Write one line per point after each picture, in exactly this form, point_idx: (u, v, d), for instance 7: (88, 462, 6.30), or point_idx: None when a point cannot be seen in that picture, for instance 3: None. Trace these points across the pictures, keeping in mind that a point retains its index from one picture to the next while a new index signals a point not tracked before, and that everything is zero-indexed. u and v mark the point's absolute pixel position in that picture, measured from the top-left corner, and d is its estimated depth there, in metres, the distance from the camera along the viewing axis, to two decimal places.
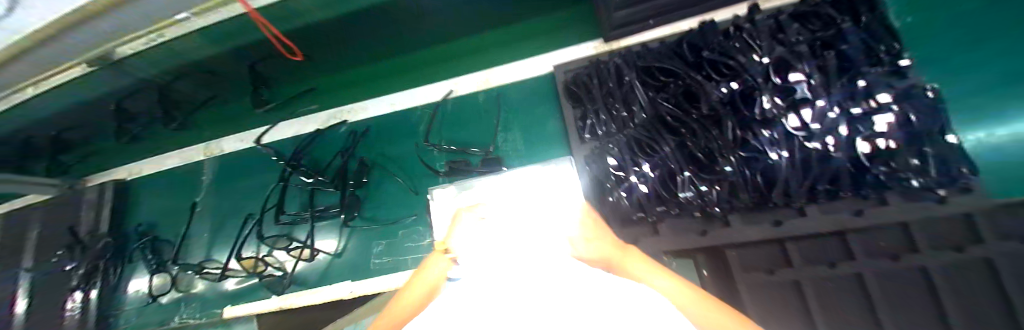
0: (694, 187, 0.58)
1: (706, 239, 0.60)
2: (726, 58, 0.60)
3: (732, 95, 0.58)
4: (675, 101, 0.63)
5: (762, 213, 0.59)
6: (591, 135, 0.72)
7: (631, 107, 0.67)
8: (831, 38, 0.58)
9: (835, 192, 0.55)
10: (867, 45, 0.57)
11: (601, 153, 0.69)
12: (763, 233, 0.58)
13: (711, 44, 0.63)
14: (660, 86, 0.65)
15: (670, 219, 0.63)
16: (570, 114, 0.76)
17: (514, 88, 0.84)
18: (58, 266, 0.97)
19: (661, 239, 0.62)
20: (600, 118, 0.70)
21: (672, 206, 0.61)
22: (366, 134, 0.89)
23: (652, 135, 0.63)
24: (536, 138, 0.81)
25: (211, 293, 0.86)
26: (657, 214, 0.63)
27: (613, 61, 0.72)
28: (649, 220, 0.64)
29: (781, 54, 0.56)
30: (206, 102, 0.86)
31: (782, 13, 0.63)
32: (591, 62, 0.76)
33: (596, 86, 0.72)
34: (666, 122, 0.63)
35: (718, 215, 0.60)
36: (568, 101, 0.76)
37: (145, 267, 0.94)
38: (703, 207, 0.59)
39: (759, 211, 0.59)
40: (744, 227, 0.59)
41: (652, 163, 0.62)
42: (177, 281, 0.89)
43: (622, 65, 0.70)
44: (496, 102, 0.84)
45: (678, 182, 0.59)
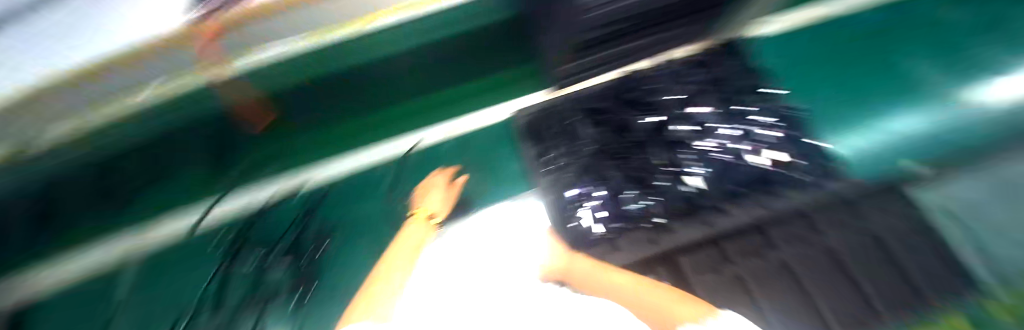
0: (641, 200, 0.71)
1: (660, 248, 0.67)
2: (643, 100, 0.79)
3: (653, 126, 0.76)
4: (615, 134, 0.78)
5: (696, 217, 0.68)
6: (552, 168, 0.80)
7: (581, 141, 0.79)
8: (707, 85, 0.82)
9: (742, 191, 0.69)
10: (733, 87, 0.82)
11: (562, 183, 0.77)
12: (701, 235, 0.67)
13: (632, 89, 0.81)
14: (600, 123, 0.80)
15: (626, 235, 0.70)
16: (530, 151, 0.83)
17: (474, 136, 0.92)
18: None
19: (622, 255, 0.67)
20: (556, 154, 0.80)
21: (627, 220, 0.70)
22: (328, 195, 0.89)
23: (601, 162, 0.76)
24: (499, 179, 0.86)
25: None
26: (615, 231, 0.70)
27: (560, 105, 0.84)
28: (609, 238, 0.69)
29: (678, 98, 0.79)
30: (185, 177, 0.86)
31: (674, 67, 0.86)
32: (541, 108, 0.87)
33: (549, 127, 0.83)
34: (611, 151, 0.77)
35: (663, 224, 0.69)
36: (528, 141, 0.84)
37: None
38: (653, 217, 0.70)
39: (693, 214, 0.68)
40: (686, 231, 0.67)
41: (605, 185, 0.74)
42: None
43: (568, 109, 0.83)
44: (457, 150, 0.91)
45: (629, 198, 0.72)
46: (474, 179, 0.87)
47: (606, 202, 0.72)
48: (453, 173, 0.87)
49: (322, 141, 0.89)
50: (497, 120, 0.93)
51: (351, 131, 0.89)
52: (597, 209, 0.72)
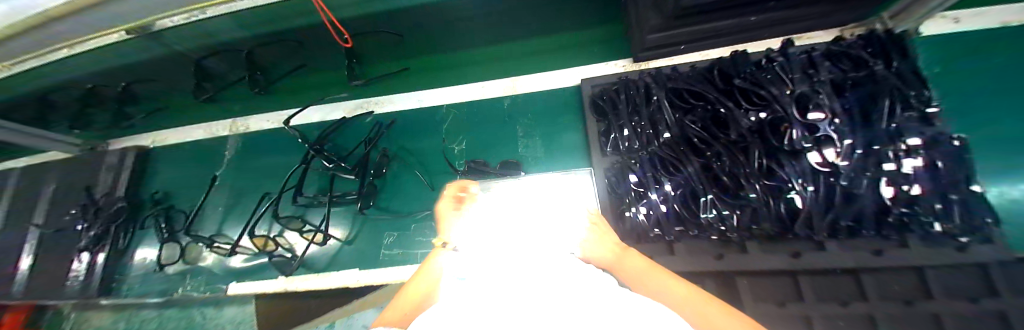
0: (715, 209, 0.59)
1: (722, 264, 0.60)
2: (758, 87, 0.60)
3: (761, 125, 0.59)
4: (704, 126, 0.64)
5: (782, 244, 0.59)
6: (614, 149, 0.72)
7: (657, 126, 0.67)
8: (862, 78, 0.60)
9: (855, 229, 0.56)
10: (902, 87, 0.58)
11: (623, 167, 0.70)
12: (781, 266, 0.58)
13: (743, 73, 0.64)
14: (688, 108, 0.66)
15: (686, 240, 0.63)
16: (593, 128, 0.76)
17: (541, 94, 0.85)
18: (70, 225, 0.96)
19: (676, 258, 0.62)
20: (625, 134, 0.70)
21: (692, 227, 0.61)
22: (389, 127, 0.89)
23: (676, 154, 0.64)
24: (558, 146, 0.80)
25: (220, 269, 0.85)
26: (675, 235, 0.62)
27: (642, 79, 0.73)
28: (666, 239, 0.63)
29: (812, 90, 0.57)
30: (290, 71, 0.87)
31: (815, 49, 0.65)
32: (618, 79, 0.77)
33: (625, 104, 0.73)
34: (692, 143, 0.64)
35: (734, 241, 0.61)
36: (593, 115, 0.77)
37: (154, 239, 0.94)
38: (722, 231, 0.59)
39: (778, 242, 0.59)
40: (761, 257, 0.59)
41: (674, 182, 0.63)
42: (186, 250, 0.89)
43: (652, 85, 0.71)
44: (523, 106, 0.85)
45: (700, 203, 0.60)
46: (533, 142, 0.82)
47: (673, 202, 0.62)
48: (512, 131, 0.83)
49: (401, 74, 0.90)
50: (568, 84, 0.84)
51: (423, 69, 0.89)
52: (660, 207, 0.62)
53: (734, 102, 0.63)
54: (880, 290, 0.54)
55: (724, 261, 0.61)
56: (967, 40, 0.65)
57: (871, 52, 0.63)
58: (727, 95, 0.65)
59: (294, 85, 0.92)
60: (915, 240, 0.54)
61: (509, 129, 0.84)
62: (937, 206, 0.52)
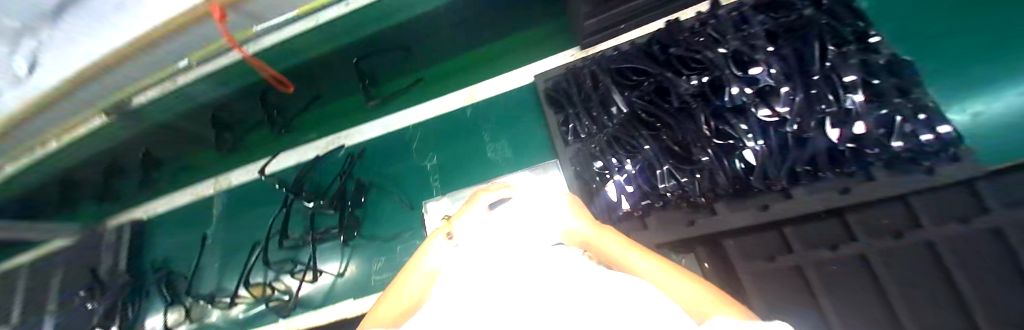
0: (674, 178, 0.59)
1: (693, 229, 0.61)
2: (693, 53, 0.62)
3: (703, 89, 0.59)
4: (649, 100, 0.64)
5: (746, 198, 0.60)
6: (575, 138, 0.73)
7: (609, 108, 0.68)
8: (795, 22, 0.59)
9: (813, 172, 0.56)
10: (832, 22, 0.58)
11: (585, 154, 0.70)
12: (746, 219, 0.59)
13: (678, 42, 0.64)
14: (633, 84, 0.67)
15: (656, 213, 0.63)
16: (553, 120, 0.76)
17: (498, 97, 0.86)
18: (79, 309, 0.98)
19: (649, 233, 0.63)
20: (581, 122, 0.71)
21: (657, 199, 0.61)
22: (362, 155, 0.91)
23: (630, 133, 0.64)
24: (523, 144, 0.81)
25: (225, 323, 0.87)
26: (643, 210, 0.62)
27: (587, 66, 0.73)
28: (637, 216, 0.64)
29: (743, 47, 0.59)
30: (257, 124, 0.95)
31: (747, 4, 0.65)
32: (565, 69, 0.77)
33: (575, 91, 0.73)
34: (643, 119, 0.64)
35: (700, 205, 0.61)
36: (549, 107, 0.77)
37: (160, 305, 0.96)
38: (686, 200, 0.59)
39: (740, 197, 0.60)
40: (732, 215, 0.59)
41: (631, 158, 0.64)
42: (190, 311, 0.91)
43: (597, 70, 0.71)
44: (483, 110, 0.86)
45: (659, 174, 0.60)
46: (501, 145, 0.83)
47: (635, 176, 0.63)
48: (478, 137, 0.85)
49: (356, 107, 0.94)
50: (523, 82, 0.84)
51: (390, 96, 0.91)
52: (625, 184, 0.64)
53: (676, 70, 0.63)
54: (865, 229, 0.55)
55: (695, 227, 0.61)
56: None
57: None
58: (668, 65, 0.64)
59: (274, 133, 0.98)
60: (939, 167, 0.51)
61: (475, 136, 0.86)
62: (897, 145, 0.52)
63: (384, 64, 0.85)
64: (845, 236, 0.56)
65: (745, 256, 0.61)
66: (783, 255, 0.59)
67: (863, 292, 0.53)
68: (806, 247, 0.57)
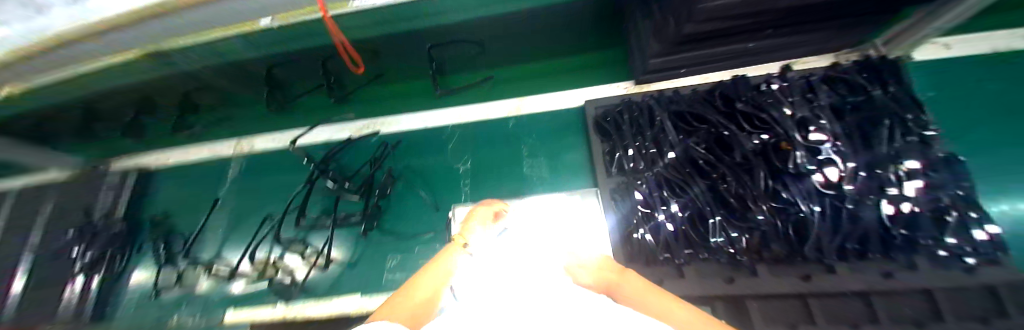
0: (725, 232, 0.60)
1: (733, 287, 0.59)
2: (759, 113, 0.63)
3: (765, 149, 0.61)
4: (707, 148, 0.65)
5: (792, 267, 0.59)
6: (618, 170, 0.72)
7: (662, 147, 0.68)
8: (861, 103, 0.62)
9: (864, 252, 0.56)
10: (894, 108, 0.61)
11: (629, 188, 0.69)
12: (789, 288, 0.57)
13: (743, 97, 0.66)
14: (692, 130, 0.67)
15: (696, 263, 0.62)
16: (598, 147, 0.76)
17: (545, 115, 0.87)
18: (60, 247, 0.93)
19: (686, 282, 0.61)
20: (629, 155, 0.71)
21: (700, 248, 0.61)
22: (397, 146, 0.90)
23: (682, 177, 0.65)
24: (562, 165, 0.81)
25: (216, 295, 0.82)
26: (685, 257, 0.62)
27: (646, 102, 0.75)
28: (675, 262, 0.62)
29: (809, 115, 0.61)
30: (301, 94, 0.91)
31: (813, 74, 0.67)
32: (621, 100, 0.79)
33: (628, 124, 0.74)
34: (697, 165, 0.65)
35: (744, 263, 0.60)
36: (597, 133, 0.77)
37: (149, 262, 0.92)
38: (732, 255, 0.59)
39: (785, 263, 0.59)
40: (775, 279, 0.58)
41: (678, 202, 0.64)
42: (183, 276, 0.86)
43: (656, 108, 0.72)
44: (528, 125, 0.87)
45: (709, 224, 0.61)
46: (540, 162, 0.82)
47: (681, 220, 0.63)
48: (517, 150, 0.84)
49: (416, 93, 0.93)
50: (573, 104, 0.86)
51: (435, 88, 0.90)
52: (669, 228, 0.63)
53: (739, 125, 0.64)
54: (889, 312, 0.53)
55: (734, 285, 0.59)
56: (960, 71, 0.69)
57: (866, 75, 0.66)
58: (730, 118, 0.66)
59: (326, 105, 0.95)
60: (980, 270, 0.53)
61: (515, 149, 0.85)
62: (948, 240, 0.54)
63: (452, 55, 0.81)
64: (866, 313, 0.54)
65: (761, 315, 0.57)
66: (805, 323, 0.55)
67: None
68: (828, 318, 0.55)
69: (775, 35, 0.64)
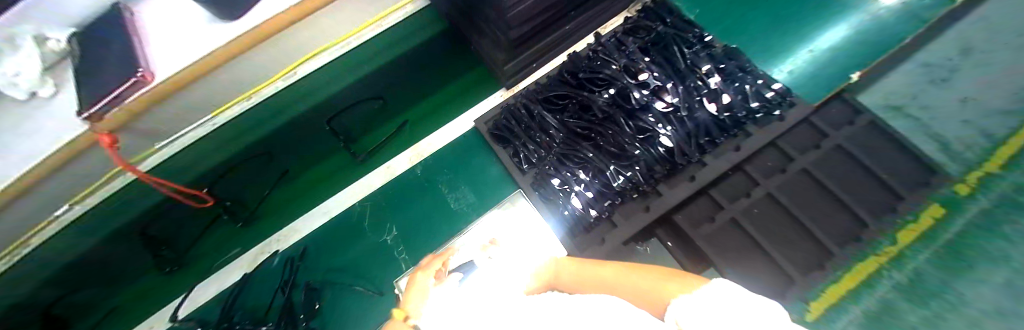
0: (623, 174, 0.69)
1: (653, 213, 0.68)
2: (598, 73, 0.75)
3: (616, 99, 0.72)
4: (579, 118, 0.74)
5: (679, 175, 0.70)
6: (529, 165, 0.78)
7: (548, 131, 0.77)
8: (657, 35, 0.79)
9: (716, 140, 0.71)
10: (680, 31, 0.79)
11: (542, 176, 0.76)
12: (687, 191, 0.69)
13: (582, 67, 0.78)
14: (561, 108, 0.77)
15: (619, 209, 0.70)
16: (504, 155, 0.82)
17: (444, 152, 0.88)
18: None
19: (620, 230, 0.68)
20: (530, 149, 0.78)
21: (615, 196, 0.69)
22: (304, 256, 0.80)
23: (574, 148, 0.73)
24: (483, 185, 0.83)
25: None
26: (608, 209, 0.69)
27: (519, 101, 0.83)
28: (604, 217, 0.70)
29: (629, 61, 0.75)
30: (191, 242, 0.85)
31: (618, 32, 0.82)
32: (501, 108, 0.85)
33: (515, 126, 0.81)
34: (579, 132, 0.74)
35: (649, 190, 0.70)
36: (498, 144, 0.83)
37: None
38: (639, 189, 0.69)
39: (674, 175, 0.70)
40: (674, 191, 0.69)
41: (584, 170, 0.72)
42: None
43: (528, 102, 0.81)
44: (436, 165, 0.87)
45: (610, 175, 0.69)
46: (462, 193, 0.84)
47: (590, 182, 0.71)
48: (436, 192, 0.84)
49: (326, 178, 0.87)
50: (464, 130, 0.90)
51: (326, 176, 0.87)
52: (589, 197, 0.71)
53: (589, 89, 0.75)
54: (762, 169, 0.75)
55: (652, 212, 0.68)
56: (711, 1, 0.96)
57: (652, 17, 0.84)
58: (583, 86, 0.77)
59: (233, 232, 0.85)
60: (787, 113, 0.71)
61: (433, 194, 0.84)
62: (753, 104, 0.72)
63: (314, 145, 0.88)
64: (752, 183, 0.75)
65: (698, 221, 0.74)
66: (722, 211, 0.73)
67: (774, 214, 0.71)
68: (731, 200, 0.73)
69: (575, 16, 0.82)
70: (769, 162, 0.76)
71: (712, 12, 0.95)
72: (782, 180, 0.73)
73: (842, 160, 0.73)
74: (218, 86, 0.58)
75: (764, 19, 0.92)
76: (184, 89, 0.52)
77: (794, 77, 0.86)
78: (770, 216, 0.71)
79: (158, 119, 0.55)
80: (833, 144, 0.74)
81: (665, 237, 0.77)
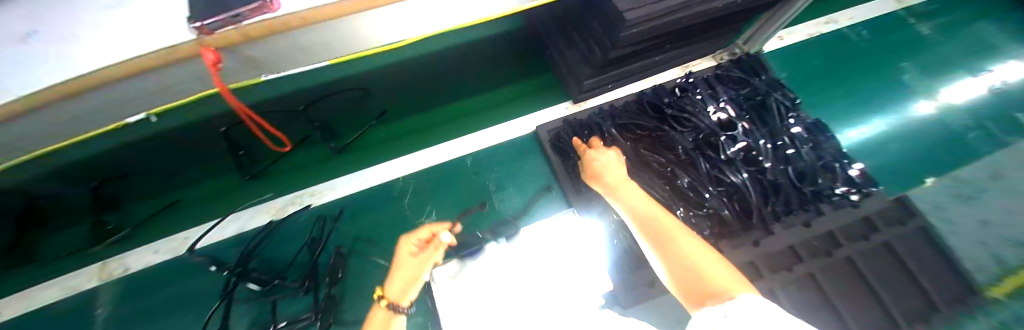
0: (691, 222, 0.67)
1: None
2: (685, 113, 0.73)
3: (701, 144, 0.71)
4: (657, 152, 0.73)
5: (743, 237, 0.67)
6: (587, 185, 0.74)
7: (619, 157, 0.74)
8: (748, 91, 0.79)
9: (789, 210, 0.68)
10: (772, 91, 0.78)
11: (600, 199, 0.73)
12: (749, 255, 0.66)
13: (667, 103, 0.76)
14: (637, 138, 0.75)
15: None
16: (561, 168, 0.78)
17: (498, 147, 0.86)
18: None
19: None
20: None
21: None
22: (338, 219, 0.77)
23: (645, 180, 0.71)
24: (531, 192, 0.81)
25: None
26: None
27: (592, 118, 0.79)
28: None
29: (718, 108, 0.74)
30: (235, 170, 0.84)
31: (708, 75, 0.82)
32: (565, 120, 0.83)
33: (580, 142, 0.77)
34: (652, 167, 0.72)
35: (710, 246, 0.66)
36: (555, 155, 0.80)
37: None
38: (702, 240, 0.66)
39: (740, 235, 0.67)
40: (736, 252, 0.66)
41: None
42: None
43: (602, 122, 0.77)
44: (486, 159, 0.84)
45: (679, 217, 0.67)
46: (507, 195, 0.81)
47: None
48: (482, 185, 0.81)
49: (381, 142, 0.87)
50: (522, 132, 0.88)
51: (380, 141, 0.87)
52: None
53: (672, 126, 0.74)
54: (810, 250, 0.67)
55: None
56: (797, 71, 0.99)
57: (742, 70, 0.83)
58: (666, 122, 0.75)
59: (284, 168, 0.84)
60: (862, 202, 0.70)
61: (478, 185, 0.82)
62: (841, 188, 0.70)
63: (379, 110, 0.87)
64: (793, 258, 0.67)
65: None
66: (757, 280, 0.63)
67: (820, 306, 0.62)
68: (770, 270, 0.65)
69: (670, 50, 0.81)
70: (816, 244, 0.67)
71: (799, 80, 0.98)
72: (826, 268, 0.65)
73: (885, 257, 0.65)
74: (339, 39, 0.46)
75: (849, 100, 0.95)
76: (303, 34, 0.42)
77: (879, 165, 0.87)
78: (820, 310, 0.61)
79: (269, 51, 0.44)
80: (884, 239, 0.67)
81: None
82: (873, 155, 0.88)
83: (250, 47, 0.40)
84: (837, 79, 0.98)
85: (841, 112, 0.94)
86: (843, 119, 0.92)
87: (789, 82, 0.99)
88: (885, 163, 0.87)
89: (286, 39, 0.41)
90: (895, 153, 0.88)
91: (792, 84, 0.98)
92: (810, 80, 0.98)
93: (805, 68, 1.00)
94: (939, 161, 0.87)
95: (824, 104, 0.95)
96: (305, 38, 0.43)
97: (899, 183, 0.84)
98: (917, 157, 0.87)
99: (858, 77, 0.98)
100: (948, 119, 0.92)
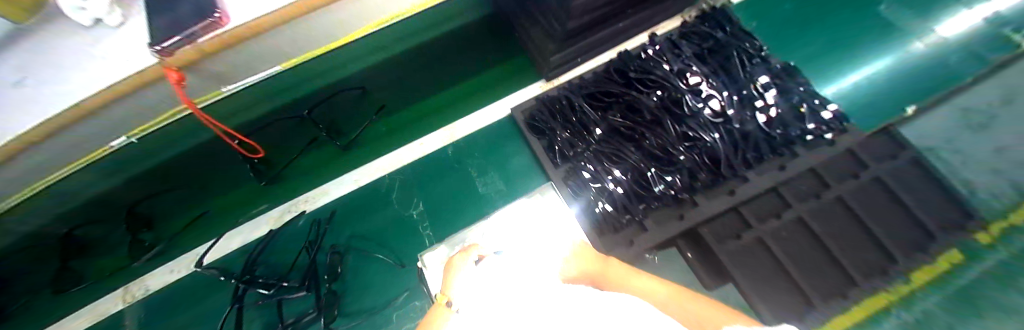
0: (664, 180, 0.68)
1: (687, 222, 0.65)
2: (649, 74, 0.74)
3: (666, 103, 0.72)
4: (624, 117, 0.74)
5: (720, 188, 0.68)
6: (563, 159, 0.76)
7: (588, 126, 0.75)
8: (713, 46, 0.79)
9: (760, 156, 0.69)
10: (737, 42, 0.78)
11: (575, 171, 0.74)
12: (723, 205, 0.66)
13: (632, 66, 0.77)
14: (605, 106, 0.77)
15: (650, 214, 0.68)
16: (537, 145, 0.80)
17: (476, 134, 0.88)
18: None
19: (650, 235, 0.65)
20: (565, 139, 0.76)
21: (650, 199, 0.68)
22: (332, 220, 0.82)
23: (615, 146, 0.72)
24: (512, 174, 0.83)
25: None
26: (641, 213, 0.67)
27: (562, 93, 0.81)
28: (637, 220, 0.67)
29: (682, 66, 0.74)
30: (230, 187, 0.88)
31: (673, 34, 0.82)
32: (537, 99, 0.84)
33: (550, 117, 0.80)
34: (621, 132, 0.73)
35: (685, 199, 0.67)
36: (531, 134, 0.81)
37: None
38: (676, 195, 0.67)
39: (716, 187, 0.68)
40: (712, 202, 0.66)
41: (621, 166, 0.70)
42: None
43: (570, 94, 0.79)
44: (466, 147, 0.87)
45: (651, 177, 0.68)
46: (490, 179, 0.83)
47: (628, 181, 0.69)
48: (464, 173, 0.84)
49: (364, 143, 0.90)
50: (498, 116, 0.90)
51: (362, 144, 0.90)
52: (624, 194, 0.69)
53: (639, 89, 0.75)
54: (794, 194, 0.66)
55: (686, 220, 0.66)
56: (771, 19, 0.97)
57: (708, 24, 0.83)
58: (632, 86, 0.76)
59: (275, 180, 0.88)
60: (839, 139, 0.69)
61: (460, 173, 0.84)
62: (809, 125, 0.70)
63: (357, 113, 0.90)
64: (781, 205, 0.66)
65: (713, 238, 0.65)
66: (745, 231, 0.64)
67: (809, 247, 0.61)
68: (758, 220, 0.65)
69: (631, 15, 0.82)
70: (800, 186, 0.67)
71: (775, 28, 0.96)
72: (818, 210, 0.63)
73: (879, 191, 0.64)
74: (293, 40, 0.50)
75: (826, 41, 0.93)
76: (257, 41, 0.45)
77: (859, 102, 0.86)
78: (809, 250, 0.61)
79: (230, 61, 0.48)
80: (874, 175, 0.64)
81: (685, 248, 0.69)
82: (853, 93, 0.87)
83: (209, 61, 0.44)
84: (813, 20, 0.95)
85: (819, 54, 0.92)
86: (823, 61, 0.90)
87: (761, 32, 0.97)
88: (866, 100, 0.86)
89: (244, 47, 0.44)
90: (875, 88, 0.87)
91: (766, 32, 0.95)
92: (785, 26, 0.96)
93: (779, 15, 0.97)
94: (925, 89, 0.84)
95: (802, 49, 0.93)
96: (262, 45, 0.46)
97: (880, 118, 0.83)
98: (897, 89, 0.85)
99: (835, 15, 0.95)
100: (932, 46, 0.89)
